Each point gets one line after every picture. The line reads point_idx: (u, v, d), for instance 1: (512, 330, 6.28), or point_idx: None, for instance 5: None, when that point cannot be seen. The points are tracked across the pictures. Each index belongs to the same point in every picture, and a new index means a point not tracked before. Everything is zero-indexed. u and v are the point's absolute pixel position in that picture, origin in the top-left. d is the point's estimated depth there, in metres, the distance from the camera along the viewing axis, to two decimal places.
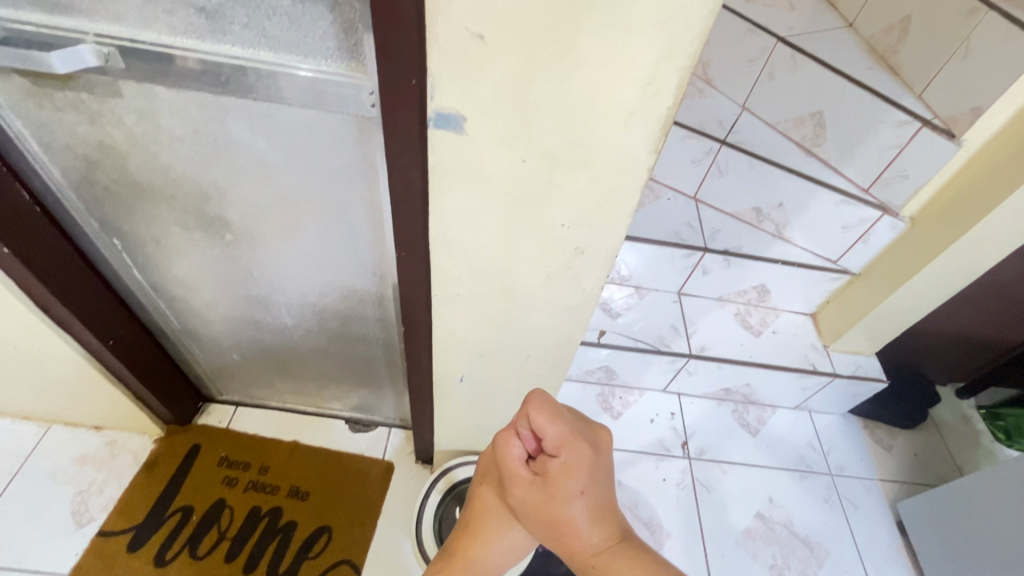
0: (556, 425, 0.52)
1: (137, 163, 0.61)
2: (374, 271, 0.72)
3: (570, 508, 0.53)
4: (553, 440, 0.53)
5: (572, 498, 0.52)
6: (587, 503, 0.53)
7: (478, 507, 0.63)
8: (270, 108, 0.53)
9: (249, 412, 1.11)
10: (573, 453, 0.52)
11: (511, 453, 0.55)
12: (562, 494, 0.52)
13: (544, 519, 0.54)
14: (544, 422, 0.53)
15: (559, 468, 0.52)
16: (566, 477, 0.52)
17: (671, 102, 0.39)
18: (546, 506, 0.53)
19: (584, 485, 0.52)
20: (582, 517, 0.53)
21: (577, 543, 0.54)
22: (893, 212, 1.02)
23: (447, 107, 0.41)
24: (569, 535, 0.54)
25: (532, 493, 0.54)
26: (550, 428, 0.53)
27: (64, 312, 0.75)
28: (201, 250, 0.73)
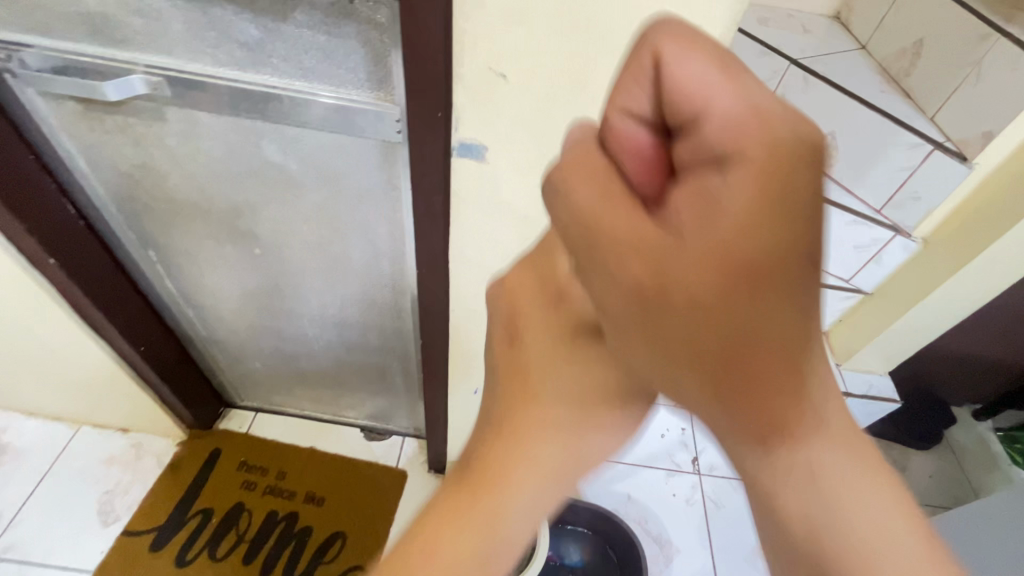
0: (714, 83, 0.22)
1: (176, 181, 0.65)
2: (394, 285, 0.75)
3: (760, 305, 0.22)
4: (726, 118, 0.22)
5: (765, 282, 0.22)
6: (799, 298, 0.22)
7: (522, 372, 0.36)
8: (302, 133, 0.57)
9: (267, 418, 1.14)
10: (774, 147, 0.21)
11: (597, 184, 0.24)
12: (754, 268, 0.21)
13: (693, 353, 0.24)
14: (710, 100, 0.22)
15: (747, 182, 0.21)
16: (764, 212, 0.21)
17: None
18: (700, 290, 0.22)
19: (809, 239, 0.21)
20: (743, 190, 0.21)
21: (754, 322, 0.22)
22: (906, 232, 1.03)
23: (470, 137, 0.44)
24: (746, 380, 0.24)
25: (661, 262, 0.23)
26: (719, 97, 0.22)
27: (100, 319, 0.79)
28: (230, 262, 0.77)
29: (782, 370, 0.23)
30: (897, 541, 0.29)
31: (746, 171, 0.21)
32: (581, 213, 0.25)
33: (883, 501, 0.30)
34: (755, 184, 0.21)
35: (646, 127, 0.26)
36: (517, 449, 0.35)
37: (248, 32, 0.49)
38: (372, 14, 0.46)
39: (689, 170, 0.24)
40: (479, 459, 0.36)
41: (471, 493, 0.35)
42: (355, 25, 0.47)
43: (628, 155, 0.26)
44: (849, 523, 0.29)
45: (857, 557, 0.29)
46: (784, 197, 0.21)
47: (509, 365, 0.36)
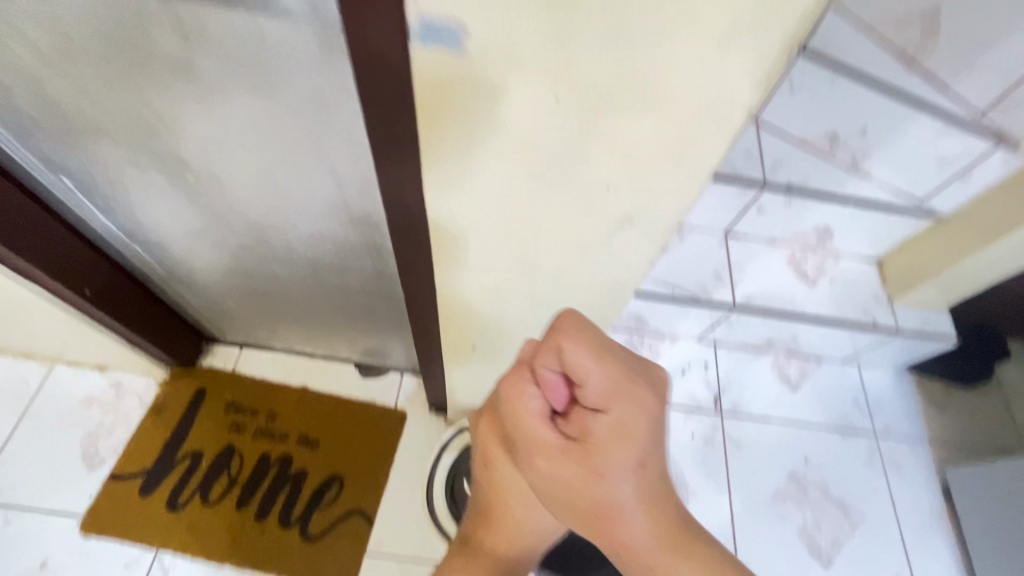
0: (593, 367, 0.38)
1: (58, 86, 0.48)
2: (368, 222, 0.60)
3: (618, 489, 0.39)
4: (596, 388, 0.38)
5: (619, 476, 0.38)
6: (637, 478, 0.39)
7: (489, 491, 0.49)
8: (204, 12, 0.39)
9: (253, 355, 1.05)
10: (623, 407, 0.38)
11: (527, 409, 0.40)
12: (608, 473, 0.38)
13: (578, 506, 0.41)
14: (591, 377, 0.38)
15: (606, 431, 0.38)
16: (613, 445, 0.38)
17: (810, 7, 0.24)
18: (582, 485, 0.39)
19: (641, 456, 0.39)
20: (607, 426, 0.38)
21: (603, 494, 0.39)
22: (1009, 146, 0.87)
23: (439, 14, 0.26)
24: (609, 525, 0.41)
25: (558, 463, 0.40)
26: (598, 376, 0.38)
27: (22, 262, 0.66)
28: (164, 193, 0.62)
29: (626, 518, 0.40)
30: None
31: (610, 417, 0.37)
32: (522, 421, 0.41)
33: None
34: (612, 426, 0.38)
35: (558, 373, 0.39)
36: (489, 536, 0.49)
37: None
38: None
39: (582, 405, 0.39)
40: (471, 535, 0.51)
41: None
42: None
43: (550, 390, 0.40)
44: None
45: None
46: (629, 434, 0.38)
47: (483, 482, 0.50)
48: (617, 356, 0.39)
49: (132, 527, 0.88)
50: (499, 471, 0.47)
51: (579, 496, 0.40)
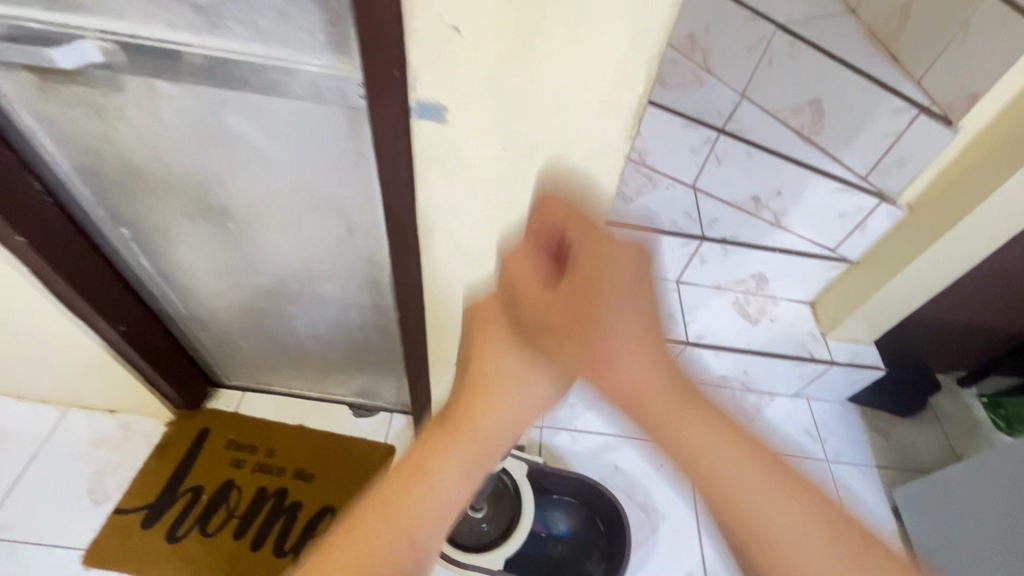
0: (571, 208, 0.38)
1: (141, 155, 0.64)
2: (370, 259, 0.74)
3: (614, 326, 0.37)
4: (568, 225, 0.38)
5: (615, 321, 0.37)
6: (639, 352, 0.37)
7: (472, 377, 0.48)
8: (264, 101, 0.55)
9: (255, 397, 1.14)
10: (606, 242, 0.37)
11: (520, 261, 0.40)
12: (602, 286, 0.36)
13: (580, 355, 0.38)
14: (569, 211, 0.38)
15: (589, 262, 0.37)
16: (602, 279, 0.36)
17: (642, 92, 0.40)
18: (580, 335, 0.38)
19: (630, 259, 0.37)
20: (591, 261, 0.37)
21: (604, 349, 0.37)
22: (891, 200, 1.03)
23: (427, 98, 0.43)
24: (608, 368, 0.37)
25: (548, 294, 0.39)
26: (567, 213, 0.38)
27: (76, 300, 0.78)
28: (205, 239, 0.76)
29: (631, 364, 0.37)
30: (769, 502, 0.34)
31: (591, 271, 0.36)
32: (512, 279, 0.41)
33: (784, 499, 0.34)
34: (597, 259, 0.36)
35: (540, 214, 0.40)
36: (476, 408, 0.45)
37: None
38: None
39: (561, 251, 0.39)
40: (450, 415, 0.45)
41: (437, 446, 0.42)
42: None
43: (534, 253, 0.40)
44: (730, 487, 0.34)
45: (767, 553, 0.33)
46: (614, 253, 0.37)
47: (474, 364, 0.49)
48: (596, 218, 0.40)
49: (132, 557, 0.93)
50: (489, 346, 0.48)
51: (575, 329, 0.38)
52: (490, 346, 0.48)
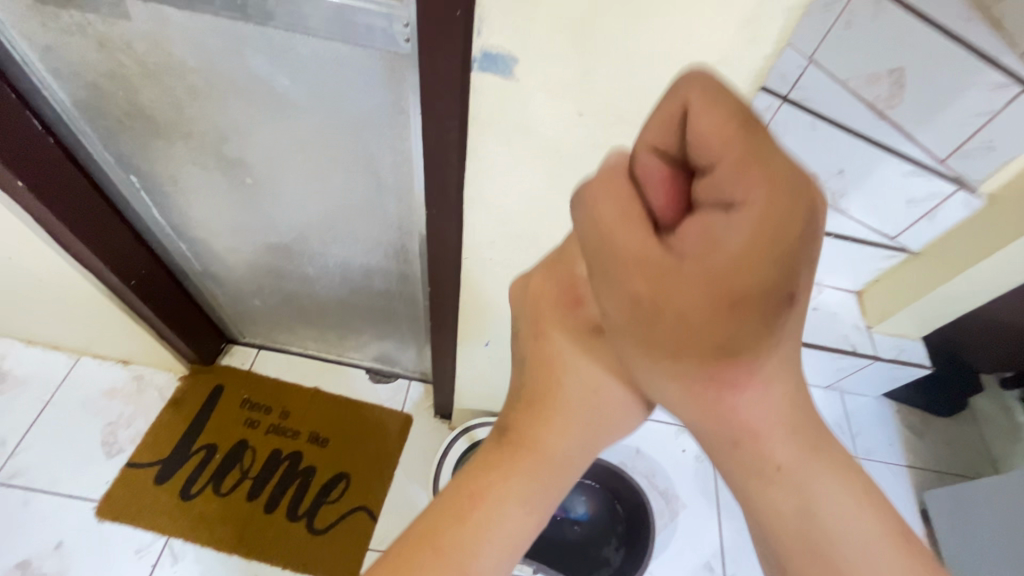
0: (729, 138, 0.23)
1: (151, 95, 0.56)
2: (400, 225, 0.68)
3: (743, 332, 0.26)
4: (726, 172, 0.24)
5: (754, 313, 0.25)
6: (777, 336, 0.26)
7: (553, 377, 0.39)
8: (292, 40, 0.47)
9: (271, 355, 1.11)
10: (775, 206, 0.22)
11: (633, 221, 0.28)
12: (743, 288, 0.24)
13: (683, 347, 0.28)
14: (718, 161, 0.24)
15: (717, 237, 0.25)
16: (748, 266, 0.24)
17: (769, 50, 0.33)
18: (698, 315, 0.26)
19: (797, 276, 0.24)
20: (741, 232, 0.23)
21: (731, 346, 0.27)
22: (970, 186, 0.93)
23: (495, 46, 0.35)
24: (722, 376, 0.28)
25: (663, 281, 0.26)
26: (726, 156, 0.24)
27: (85, 252, 0.73)
28: (220, 192, 0.70)
29: (773, 347, 0.27)
30: (840, 536, 0.32)
31: (709, 290, 0.25)
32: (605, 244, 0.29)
33: (849, 487, 0.33)
34: (752, 229, 0.23)
35: (664, 165, 0.28)
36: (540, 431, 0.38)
37: None
38: None
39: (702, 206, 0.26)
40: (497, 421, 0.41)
41: (504, 467, 0.37)
42: None
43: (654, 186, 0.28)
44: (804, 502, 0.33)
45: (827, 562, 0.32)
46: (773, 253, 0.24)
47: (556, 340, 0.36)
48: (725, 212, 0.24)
49: (146, 512, 0.92)
50: (554, 339, 0.39)
51: (689, 317, 0.26)
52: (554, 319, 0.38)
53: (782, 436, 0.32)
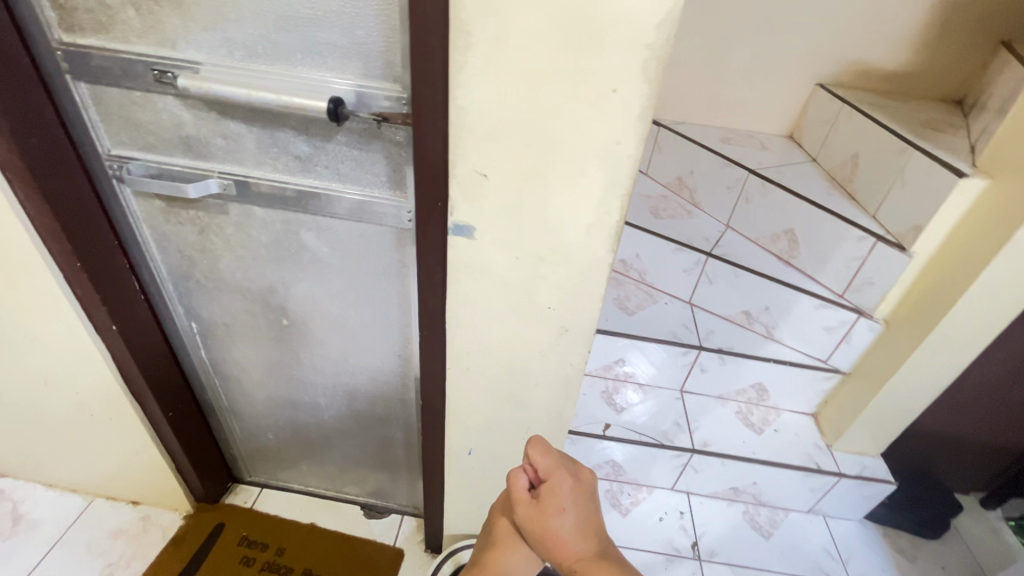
0: (546, 453, 0.63)
1: (226, 262, 0.79)
2: (400, 353, 0.85)
3: (559, 524, 0.60)
4: (547, 469, 0.62)
5: (561, 515, 0.60)
6: (578, 521, 0.61)
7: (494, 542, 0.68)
8: (333, 222, 0.71)
9: (273, 493, 1.18)
10: (559, 479, 0.61)
11: (517, 485, 0.62)
12: (553, 500, 0.60)
13: (539, 537, 0.61)
14: (542, 462, 0.62)
15: (552, 488, 0.61)
16: (555, 497, 0.60)
17: (619, 218, 0.54)
18: (541, 521, 0.60)
19: (572, 502, 0.61)
20: (551, 485, 0.61)
21: (558, 535, 0.60)
22: (869, 314, 1.12)
23: (461, 221, 0.57)
24: (556, 542, 0.60)
25: (527, 512, 0.61)
26: (544, 459, 0.62)
27: (140, 383, 0.90)
28: (260, 334, 0.89)
29: (578, 534, 0.61)
30: None
31: (547, 510, 0.60)
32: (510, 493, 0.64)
33: None
34: (553, 482, 0.61)
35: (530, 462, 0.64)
36: (494, 564, 0.66)
37: (302, 148, 0.65)
38: (394, 136, 0.61)
39: (540, 477, 0.63)
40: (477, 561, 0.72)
41: None
42: (380, 144, 0.62)
43: (525, 472, 0.64)
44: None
45: None
46: (565, 495, 0.61)
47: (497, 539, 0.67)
48: (547, 482, 0.62)
49: None
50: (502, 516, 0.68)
51: (539, 517, 0.60)
52: (499, 513, 0.69)
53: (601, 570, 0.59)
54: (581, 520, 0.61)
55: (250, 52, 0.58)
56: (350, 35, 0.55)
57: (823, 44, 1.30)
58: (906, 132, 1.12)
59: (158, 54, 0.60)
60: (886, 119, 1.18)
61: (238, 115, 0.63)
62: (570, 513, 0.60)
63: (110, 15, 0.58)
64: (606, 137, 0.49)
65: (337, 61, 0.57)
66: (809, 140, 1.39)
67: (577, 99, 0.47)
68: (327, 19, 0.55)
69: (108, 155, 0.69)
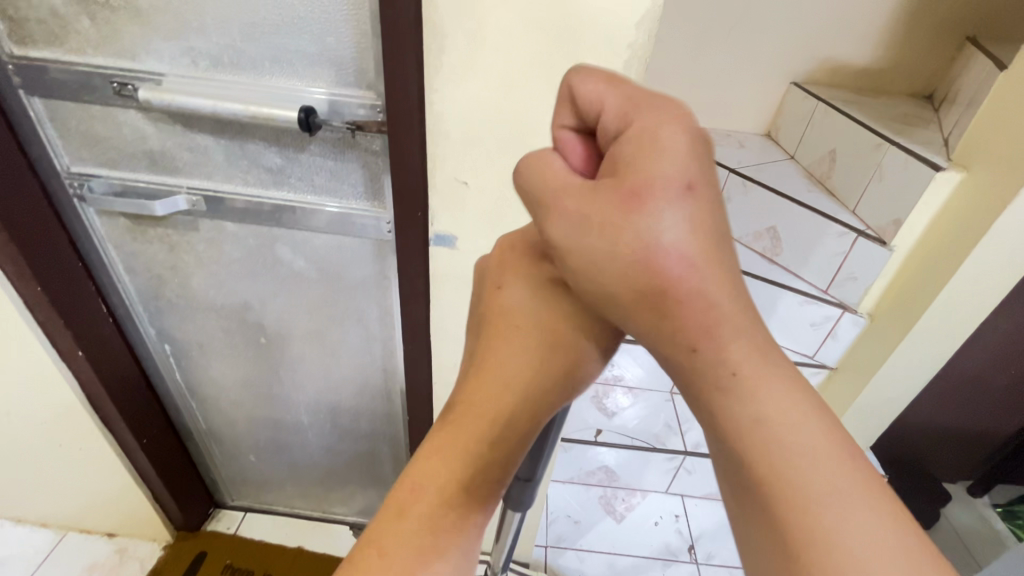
0: (609, 95, 0.31)
1: (198, 280, 0.76)
2: (384, 367, 0.83)
3: (662, 213, 0.27)
4: (612, 114, 0.31)
5: (663, 195, 0.27)
6: (716, 275, 0.28)
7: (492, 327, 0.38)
8: (309, 236, 0.69)
9: (257, 517, 1.14)
10: (649, 116, 0.29)
11: (549, 161, 0.32)
12: (652, 186, 0.27)
13: (608, 248, 0.29)
14: (603, 103, 0.31)
15: (631, 144, 0.29)
16: (645, 157, 0.28)
17: None
18: (614, 201, 0.28)
19: (688, 178, 0.28)
20: (629, 138, 0.29)
21: (645, 254, 0.28)
22: (852, 308, 1.13)
23: (442, 230, 0.55)
24: (654, 280, 0.28)
25: (583, 195, 0.30)
26: (606, 99, 0.31)
27: (111, 410, 0.86)
28: (237, 353, 0.85)
29: (697, 276, 0.28)
30: (860, 526, 0.26)
31: (614, 223, 0.28)
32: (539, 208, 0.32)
33: (860, 483, 0.27)
34: (635, 129, 0.29)
35: (574, 128, 0.34)
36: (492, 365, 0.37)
37: (273, 160, 0.62)
38: (369, 145, 0.59)
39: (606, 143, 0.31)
40: (466, 404, 0.38)
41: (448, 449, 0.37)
42: (356, 153, 0.60)
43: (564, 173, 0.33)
44: (785, 452, 0.28)
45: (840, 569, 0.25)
46: (656, 156, 0.28)
47: (486, 329, 0.38)
48: (619, 148, 0.29)
49: None
50: (509, 292, 0.37)
51: (622, 227, 0.28)
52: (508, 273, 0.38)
53: (759, 389, 0.28)
54: (698, 250, 0.28)
55: (215, 61, 0.56)
56: (321, 42, 0.53)
57: (795, 42, 1.31)
58: (881, 128, 1.13)
59: (117, 65, 0.57)
60: (860, 116, 1.19)
61: (205, 128, 0.61)
62: (677, 211, 0.28)
63: (64, 26, 0.55)
64: None
65: (306, 69, 0.55)
66: (786, 138, 1.40)
67: (557, 100, 0.46)
68: (295, 25, 0.53)
69: (68, 173, 0.66)
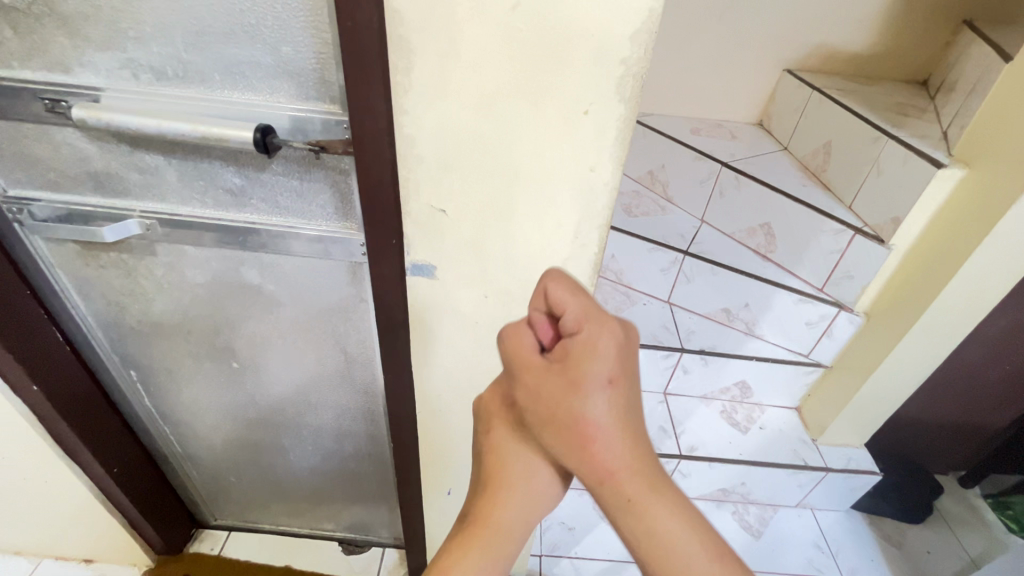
0: (575, 299, 0.38)
1: (160, 305, 0.70)
2: (365, 389, 0.79)
3: (594, 401, 0.36)
4: (573, 315, 0.38)
5: (597, 389, 0.36)
6: (627, 438, 0.36)
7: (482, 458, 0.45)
8: (278, 259, 0.63)
9: (242, 536, 1.10)
10: (594, 325, 0.37)
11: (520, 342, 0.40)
12: (585, 379, 0.36)
13: (555, 422, 0.37)
14: (563, 303, 0.39)
15: (578, 345, 0.37)
16: (587, 358, 0.36)
17: (595, 250, 0.49)
18: (562, 387, 0.37)
19: (614, 376, 0.36)
20: (577, 338, 0.37)
21: (581, 429, 0.36)
22: (849, 307, 1.10)
23: (420, 260, 0.50)
24: (586, 447, 0.36)
25: (541, 382, 0.38)
26: (568, 298, 0.39)
27: (76, 442, 0.81)
28: (209, 377, 0.80)
29: (618, 448, 0.36)
30: None
31: (560, 404, 0.37)
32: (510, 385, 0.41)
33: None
34: (581, 332, 0.37)
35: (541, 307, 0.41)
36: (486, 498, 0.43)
37: (233, 180, 0.57)
38: (337, 163, 0.54)
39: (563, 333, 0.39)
40: (474, 512, 0.44)
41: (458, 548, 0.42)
42: (322, 171, 0.55)
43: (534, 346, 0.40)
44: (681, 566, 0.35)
45: None
46: (593, 358, 0.36)
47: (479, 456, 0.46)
48: (569, 346, 0.37)
49: None
50: (497, 433, 0.44)
51: (559, 405, 0.37)
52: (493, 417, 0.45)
53: (667, 518, 0.36)
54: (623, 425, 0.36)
55: (159, 74, 0.50)
56: (277, 52, 0.47)
57: (788, 27, 1.26)
58: (878, 120, 1.09)
59: (48, 79, 0.51)
60: (856, 106, 1.15)
61: (154, 146, 0.55)
62: (605, 398, 0.36)
63: None
64: (577, 163, 0.43)
65: (262, 82, 0.49)
66: (779, 128, 1.36)
67: (543, 122, 0.41)
68: (246, 33, 0.47)
69: (5, 197, 0.60)
